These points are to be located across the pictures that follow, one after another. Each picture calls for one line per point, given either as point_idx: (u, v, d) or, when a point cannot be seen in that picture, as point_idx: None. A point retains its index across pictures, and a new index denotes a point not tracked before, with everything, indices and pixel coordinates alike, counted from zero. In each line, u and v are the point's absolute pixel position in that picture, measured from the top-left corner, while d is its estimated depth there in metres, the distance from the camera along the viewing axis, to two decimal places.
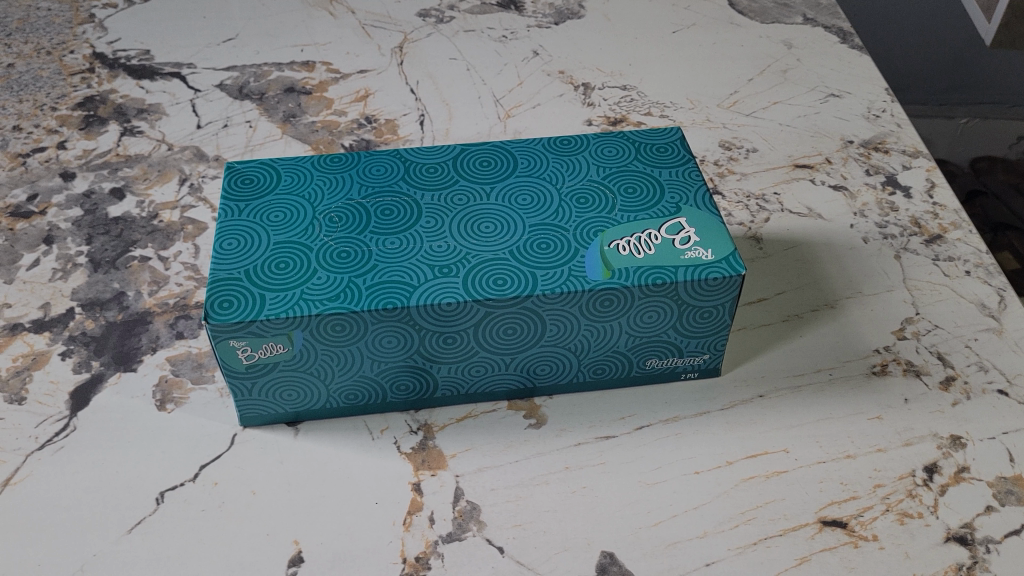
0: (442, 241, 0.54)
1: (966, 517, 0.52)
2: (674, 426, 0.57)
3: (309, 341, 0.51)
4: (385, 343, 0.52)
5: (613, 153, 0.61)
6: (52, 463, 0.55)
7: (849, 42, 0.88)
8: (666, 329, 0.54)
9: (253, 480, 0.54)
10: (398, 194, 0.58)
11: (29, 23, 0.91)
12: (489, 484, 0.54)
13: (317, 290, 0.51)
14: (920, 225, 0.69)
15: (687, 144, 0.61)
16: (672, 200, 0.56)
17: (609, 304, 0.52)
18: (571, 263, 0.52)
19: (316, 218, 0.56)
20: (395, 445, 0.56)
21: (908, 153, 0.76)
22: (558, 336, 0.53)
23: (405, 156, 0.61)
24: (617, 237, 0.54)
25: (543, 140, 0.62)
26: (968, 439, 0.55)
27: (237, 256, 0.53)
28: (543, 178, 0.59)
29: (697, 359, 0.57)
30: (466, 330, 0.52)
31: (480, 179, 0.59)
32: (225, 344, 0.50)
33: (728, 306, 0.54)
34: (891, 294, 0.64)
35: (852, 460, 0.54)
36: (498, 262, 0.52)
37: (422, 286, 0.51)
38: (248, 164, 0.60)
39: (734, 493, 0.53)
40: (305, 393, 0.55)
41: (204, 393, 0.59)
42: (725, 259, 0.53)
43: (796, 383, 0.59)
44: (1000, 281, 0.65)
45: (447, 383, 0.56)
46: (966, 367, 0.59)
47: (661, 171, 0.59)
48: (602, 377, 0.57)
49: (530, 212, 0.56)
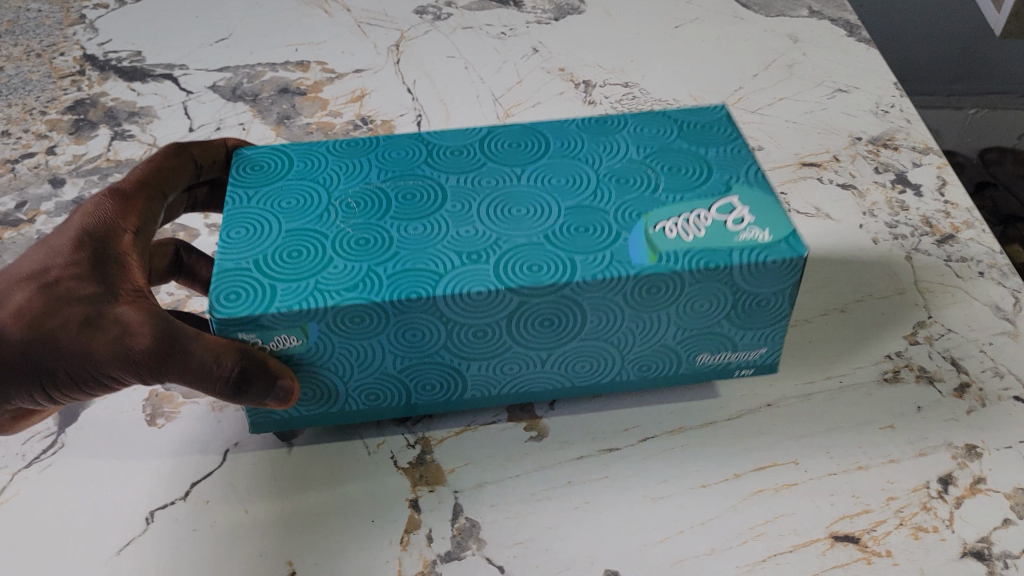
0: (470, 225, 0.50)
1: (983, 531, 0.50)
2: (679, 437, 0.55)
3: (325, 334, 0.47)
4: (409, 336, 0.48)
5: (654, 134, 0.58)
6: (38, 481, 0.54)
7: (857, 35, 0.86)
8: (719, 319, 0.51)
9: (245, 499, 0.52)
10: (421, 177, 0.55)
11: (18, 26, 0.89)
12: (489, 501, 0.52)
13: (333, 278, 0.47)
14: (931, 224, 0.67)
15: (733, 122, 0.58)
16: (722, 178, 0.53)
17: (655, 291, 0.48)
18: (613, 246, 0.49)
19: (332, 204, 0.52)
20: (393, 460, 0.54)
21: (918, 150, 0.74)
22: (599, 328, 0.50)
23: (428, 139, 0.58)
24: (663, 219, 0.50)
25: (576, 121, 0.59)
26: (984, 449, 0.53)
27: (245, 246, 0.49)
28: (580, 159, 0.55)
29: (754, 353, 0.54)
30: (498, 322, 0.48)
31: (511, 161, 0.55)
32: (233, 339, 0.46)
33: (788, 292, 0.50)
34: (902, 297, 0.62)
35: (864, 472, 0.53)
36: (533, 247, 0.49)
37: (449, 274, 0.47)
38: (257, 150, 0.57)
39: (742, 507, 0.51)
40: (320, 393, 0.51)
41: (196, 408, 0.57)
42: (784, 239, 0.49)
43: (806, 391, 0.57)
44: (1015, 282, 0.63)
45: (478, 382, 0.52)
46: (981, 374, 0.57)
47: (708, 150, 0.56)
48: (647, 373, 0.54)
49: (565, 194, 0.53)
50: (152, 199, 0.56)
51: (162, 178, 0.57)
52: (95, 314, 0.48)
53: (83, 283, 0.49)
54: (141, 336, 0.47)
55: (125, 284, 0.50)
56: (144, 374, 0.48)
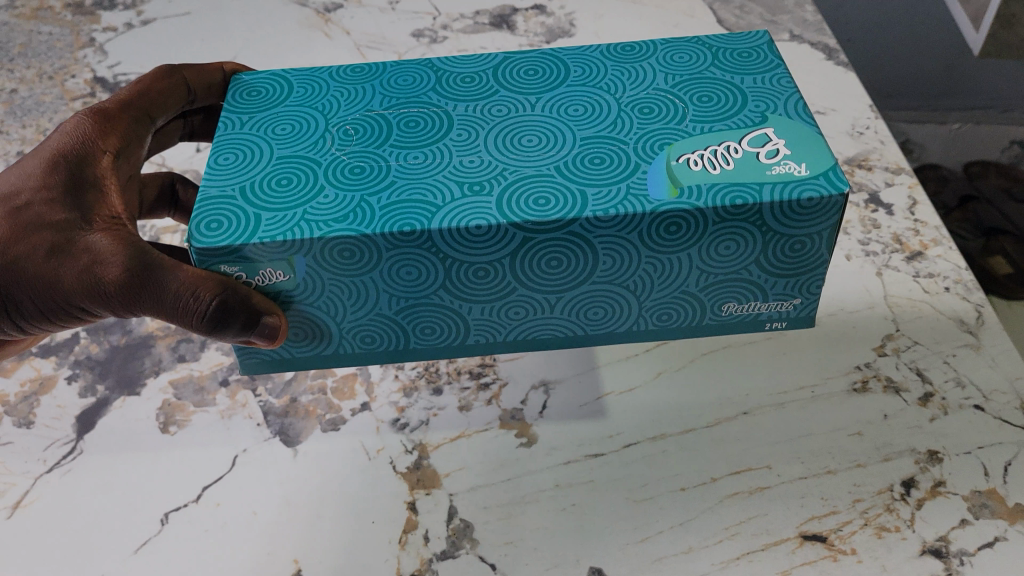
0: (474, 155, 0.49)
1: (941, 530, 0.54)
2: (661, 443, 0.59)
3: (313, 269, 0.46)
4: (404, 274, 0.47)
5: (684, 59, 0.55)
6: (59, 485, 0.57)
7: (835, 58, 0.90)
8: (747, 263, 0.48)
9: (253, 501, 0.56)
10: (425, 105, 0.53)
11: (31, 48, 0.93)
12: (482, 502, 0.56)
13: (323, 209, 0.46)
14: (902, 242, 0.71)
15: (775, 48, 0.55)
16: (757, 109, 0.50)
17: (676, 229, 0.46)
18: (630, 180, 0.46)
19: (329, 130, 0.51)
20: (392, 464, 0.58)
21: (891, 170, 0.78)
22: (613, 271, 0.47)
23: (437, 67, 0.56)
24: (687, 151, 0.48)
25: (602, 47, 0.57)
26: (945, 454, 0.57)
27: (234, 172, 0.48)
28: (599, 87, 0.53)
29: (786, 304, 0.51)
30: (500, 261, 0.46)
31: (525, 88, 0.53)
32: (216, 270, 0.46)
33: (825, 235, 0.47)
34: (873, 310, 0.66)
35: (832, 476, 0.56)
36: (541, 178, 0.47)
37: (447, 207, 0.46)
38: (257, 75, 0.56)
39: (720, 509, 0.55)
40: (313, 331, 0.50)
41: (206, 415, 0.61)
42: (823, 174, 0.46)
43: (780, 399, 0.61)
44: (978, 297, 0.66)
45: (480, 327, 0.50)
46: (944, 384, 0.61)
47: (743, 78, 0.53)
48: (668, 324, 0.51)
49: (580, 123, 0.51)
50: (136, 124, 0.61)
51: (149, 103, 0.62)
52: (64, 243, 0.51)
53: (55, 210, 0.52)
54: (113, 267, 0.50)
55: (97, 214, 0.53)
56: (115, 302, 0.51)
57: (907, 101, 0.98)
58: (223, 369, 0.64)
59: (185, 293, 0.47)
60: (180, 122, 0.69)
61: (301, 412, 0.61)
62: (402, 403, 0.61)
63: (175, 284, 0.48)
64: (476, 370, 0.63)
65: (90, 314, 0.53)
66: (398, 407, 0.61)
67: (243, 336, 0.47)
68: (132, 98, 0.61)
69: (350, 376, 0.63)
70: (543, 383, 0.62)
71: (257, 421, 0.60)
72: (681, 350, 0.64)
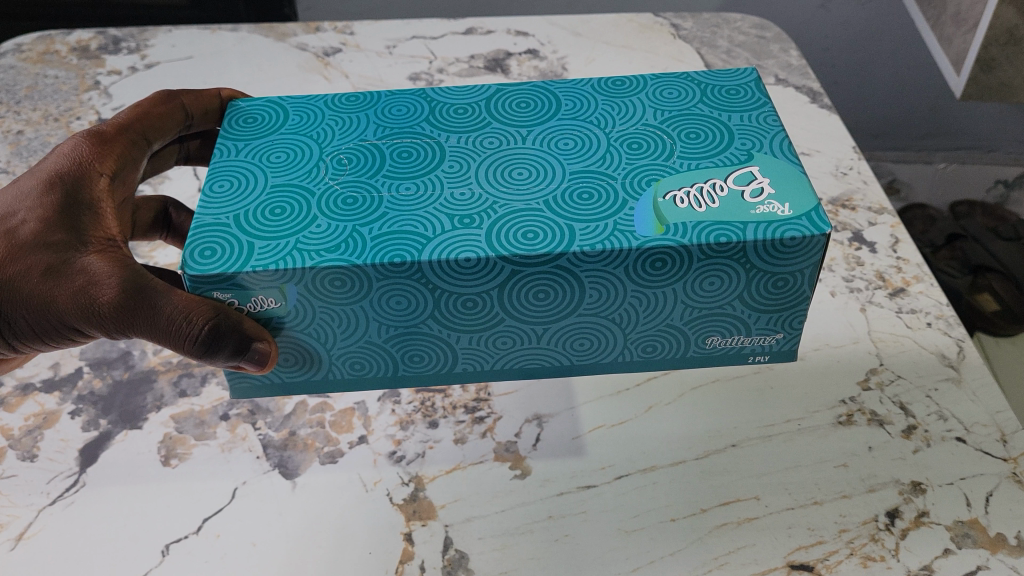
0: (465, 187, 0.51)
1: (925, 560, 0.55)
2: (651, 475, 0.60)
3: (303, 297, 0.48)
4: (394, 304, 0.48)
5: (674, 95, 0.57)
6: (62, 517, 0.58)
7: (819, 101, 0.93)
8: (731, 298, 0.50)
9: (253, 532, 0.57)
10: (418, 135, 0.55)
11: (37, 90, 0.96)
12: (477, 533, 0.57)
13: (315, 238, 0.48)
14: (884, 278, 0.73)
15: (761, 86, 0.58)
16: (743, 146, 0.53)
17: (661, 265, 0.47)
18: (617, 216, 0.48)
19: (323, 159, 0.53)
20: (388, 497, 0.59)
21: (874, 210, 0.80)
22: (598, 303, 0.49)
23: (430, 97, 0.58)
24: (673, 187, 0.50)
25: (593, 81, 0.59)
26: (928, 485, 0.59)
27: (228, 199, 0.50)
28: (589, 121, 0.55)
29: (769, 338, 0.54)
30: (488, 292, 0.48)
31: (516, 120, 0.56)
32: (209, 296, 0.48)
33: (808, 273, 0.49)
34: (857, 345, 0.68)
35: (818, 506, 0.58)
36: (531, 212, 0.49)
37: (437, 238, 0.47)
38: (253, 102, 0.58)
39: (708, 539, 0.56)
40: (303, 357, 0.52)
41: (206, 449, 0.62)
42: (805, 214, 0.48)
43: (766, 433, 0.62)
44: (959, 332, 0.68)
45: (468, 356, 0.52)
46: (926, 417, 0.63)
47: (731, 116, 0.55)
48: (652, 355, 0.54)
49: (570, 157, 0.53)
50: (133, 146, 0.63)
51: (148, 127, 0.65)
52: (60, 264, 0.53)
53: (52, 232, 0.54)
54: (108, 289, 0.52)
55: (93, 236, 0.56)
56: (106, 324, 0.53)
57: (920, 127, 1.24)
58: (224, 404, 0.65)
59: (179, 317, 0.49)
60: (176, 147, 0.71)
61: (300, 444, 0.62)
62: (399, 436, 0.63)
63: (169, 308, 0.50)
64: (471, 405, 0.65)
65: (82, 334, 0.55)
66: (395, 440, 0.63)
67: (235, 360, 0.49)
68: (130, 122, 0.64)
69: (348, 410, 0.64)
70: (537, 416, 0.64)
71: (256, 454, 0.62)
72: (671, 384, 0.66)
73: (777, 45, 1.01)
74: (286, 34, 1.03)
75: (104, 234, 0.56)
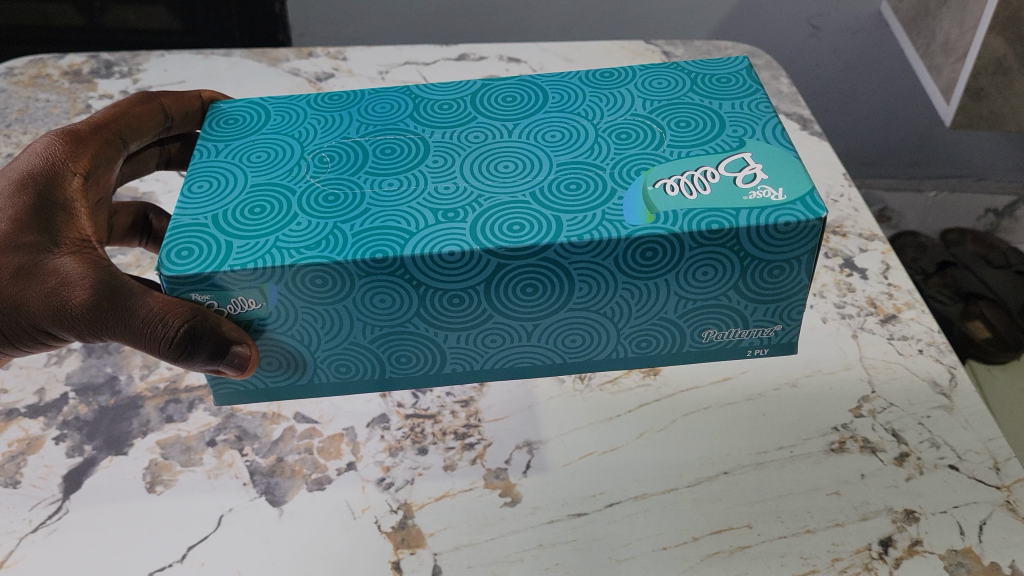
0: (449, 182, 0.51)
1: None
2: (643, 503, 0.59)
3: (284, 296, 0.47)
4: (378, 302, 0.48)
5: (664, 85, 0.57)
6: (44, 545, 0.57)
7: (809, 128, 0.93)
8: (726, 289, 0.50)
9: (238, 561, 0.56)
10: (403, 132, 0.55)
11: (28, 114, 0.95)
12: (466, 562, 0.56)
13: (295, 236, 0.47)
14: (876, 304, 0.73)
15: (752, 74, 0.58)
16: (735, 133, 0.53)
17: (652, 255, 0.47)
18: (605, 206, 0.48)
19: (305, 157, 0.53)
20: (376, 524, 0.58)
21: (864, 237, 0.80)
22: (588, 298, 0.49)
23: (415, 94, 0.58)
24: (663, 176, 0.49)
25: (581, 74, 0.59)
26: (921, 513, 0.58)
27: (207, 199, 0.50)
28: (577, 113, 0.56)
29: (767, 330, 0.54)
30: (474, 288, 0.48)
31: (502, 115, 0.56)
32: (187, 298, 0.47)
33: (804, 260, 0.49)
34: (849, 371, 0.68)
35: (811, 535, 0.57)
36: (517, 204, 0.49)
37: (421, 232, 0.47)
38: (234, 104, 0.58)
39: (700, 569, 0.56)
40: (287, 361, 0.52)
41: (192, 475, 0.61)
42: (800, 198, 0.48)
43: (759, 460, 0.62)
44: (950, 359, 0.68)
45: (457, 355, 0.52)
46: (919, 444, 0.62)
47: (721, 103, 0.55)
48: (647, 351, 0.54)
49: (558, 149, 0.53)
50: (107, 145, 0.63)
51: (124, 126, 0.65)
52: (32, 267, 0.53)
53: (23, 233, 0.54)
54: (81, 291, 0.52)
55: (67, 237, 0.55)
56: (75, 326, 0.52)
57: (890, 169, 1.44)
58: (212, 429, 0.64)
59: (155, 319, 0.49)
60: (157, 150, 0.72)
61: (288, 471, 0.61)
62: (387, 462, 0.62)
63: (144, 310, 0.50)
64: (461, 430, 0.64)
65: (56, 337, 0.55)
66: (384, 466, 0.62)
67: (212, 363, 0.48)
68: (107, 122, 0.64)
69: (336, 436, 0.64)
70: (528, 443, 0.63)
71: (243, 480, 0.61)
72: (664, 410, 0.65)
73: (768, 72, 1.01)
74: (279, 59, 1.03)
75: (79, 235, 0.56)
